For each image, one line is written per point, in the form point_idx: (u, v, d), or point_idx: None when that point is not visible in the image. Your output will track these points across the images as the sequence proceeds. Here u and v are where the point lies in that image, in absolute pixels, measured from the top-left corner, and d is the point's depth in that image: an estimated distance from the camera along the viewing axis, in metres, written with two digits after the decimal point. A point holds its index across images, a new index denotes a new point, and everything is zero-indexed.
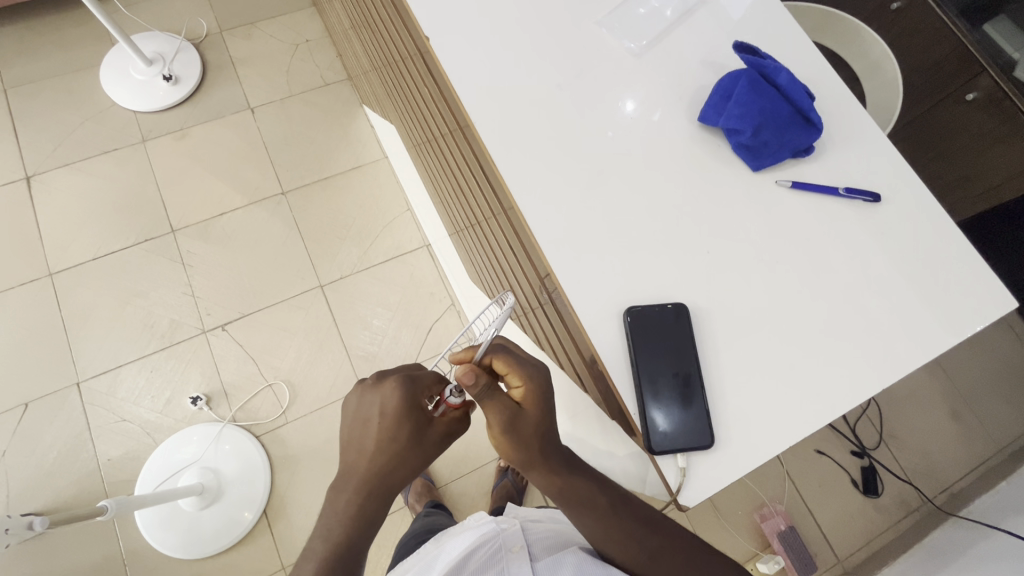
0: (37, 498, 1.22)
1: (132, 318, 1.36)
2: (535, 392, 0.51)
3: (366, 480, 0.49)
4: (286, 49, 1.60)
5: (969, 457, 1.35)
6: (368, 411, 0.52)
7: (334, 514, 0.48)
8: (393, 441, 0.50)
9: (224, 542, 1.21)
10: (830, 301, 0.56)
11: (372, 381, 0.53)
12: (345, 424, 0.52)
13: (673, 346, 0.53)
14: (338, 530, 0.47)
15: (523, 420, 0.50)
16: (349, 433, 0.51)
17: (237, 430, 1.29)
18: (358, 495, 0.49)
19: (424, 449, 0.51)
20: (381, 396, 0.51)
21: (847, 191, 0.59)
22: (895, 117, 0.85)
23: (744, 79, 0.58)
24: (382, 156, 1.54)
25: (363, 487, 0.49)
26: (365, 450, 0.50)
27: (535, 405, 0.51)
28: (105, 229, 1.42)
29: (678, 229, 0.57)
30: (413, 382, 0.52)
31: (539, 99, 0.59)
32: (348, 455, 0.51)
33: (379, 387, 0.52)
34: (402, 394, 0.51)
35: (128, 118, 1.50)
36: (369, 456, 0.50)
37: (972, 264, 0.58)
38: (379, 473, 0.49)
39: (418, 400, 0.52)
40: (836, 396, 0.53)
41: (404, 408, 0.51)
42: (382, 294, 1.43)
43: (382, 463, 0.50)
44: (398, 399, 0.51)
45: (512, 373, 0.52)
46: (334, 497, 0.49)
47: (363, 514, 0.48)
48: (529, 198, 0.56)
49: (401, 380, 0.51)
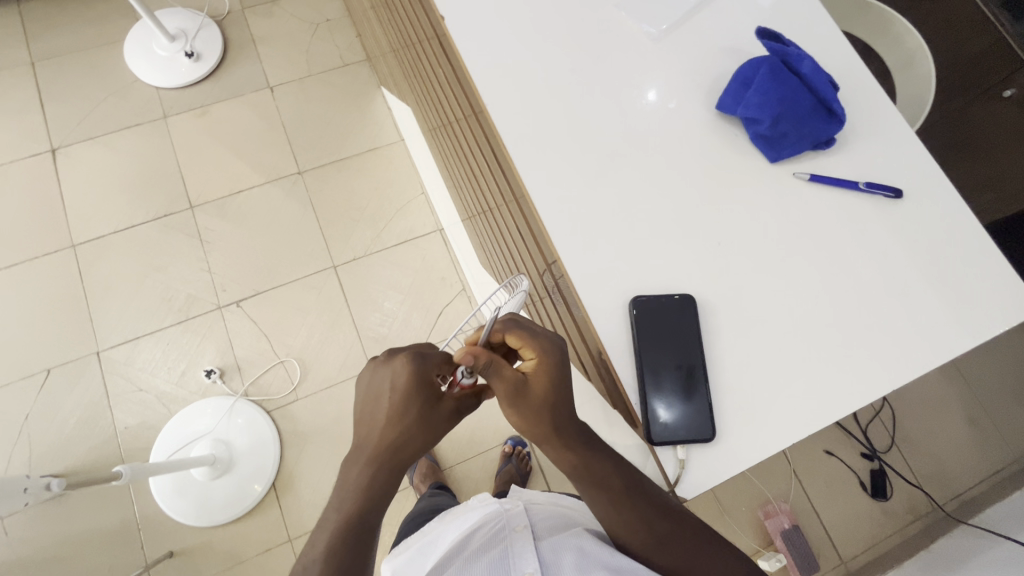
0: (57, 461, 1.27)
1: (151, 291, 1.39)
2: (547, 367, 0.50)
3: (377, 455, 0.49)
4: (307, 28, 1.60)
5: (983, 465, 1.33)
6: (378, 387, 0.51)
7: (347, 485, 0.49)
8: (404, 417, 0.50)
9: (234, 512, 1.24)
10: (844, 297, 0.55)
11: (383, 357, 0.51)
12: (357, 398, 0.52)
13: (677, 336, 0.52)
14: (350, 502, 0.48)
15: (531, 396, 0.49)
16: (361, 407, 0.51)
17: (249, 404, 1.32)
18: (370, 466, 0.49)
19: (434, 425, 0.51)
20: (391, 372, 0.50)
21: (868, 186, 0.57)
22: (925, 114, 0.82)
23: (765, 67, 0.56)
24: (398, 139, 1.53)
25: (375, 461, 0.49)
26: (377, 425, 0.50)
27: (543, 380, 0.50)
28: (126, 203, 1.44)
29: (691, 219, 0.56)
30: (424, 358, 0.51)
31: (554, 83, 0.58)
32: (360, 430, 0.51)
33: (389, 363, 0.51)
34: (413, 369, 0.50)
35: (150, 94, 1.51)
36: (380, 432, 0.50)
37: (997, 266, 0.56)
38: (390, 448, 0.49)
39: (429, 377, 0.51)
40: (845, 395, 0.52)
41: (415, 385, 0.50)
42: (394, 277, 1.43)
43: (393, 438, 0.50)
44: (409, 376, 0.50)
45: (525, 346, 0.50)
46: (346, 470, 0.50)
47: (375, 487, 0.49)
48: (541, 183, 0.55)
49: (411, 356, 0.50)
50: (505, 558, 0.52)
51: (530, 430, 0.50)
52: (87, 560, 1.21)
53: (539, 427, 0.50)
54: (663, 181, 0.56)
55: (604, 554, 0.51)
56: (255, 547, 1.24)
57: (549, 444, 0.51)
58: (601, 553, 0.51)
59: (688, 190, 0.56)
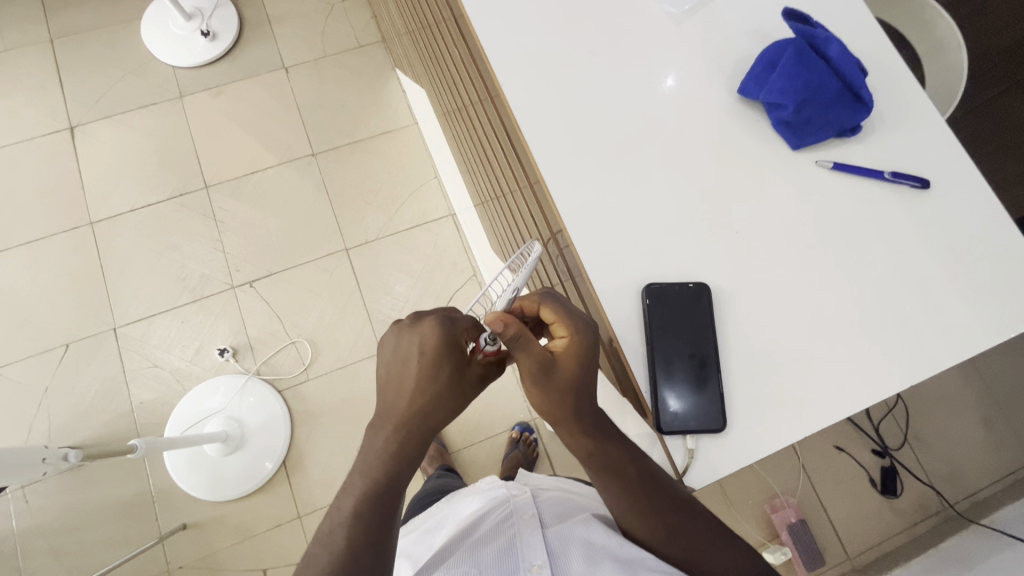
0: (76, 433, 1.30)
1: (166, 270, 1.41)
2: (577, 345, 0.48)
3: (405, 422, 0.49)
4: (322, 8, 1.58)
5: (998, 466, 1.30)
6: (406, 351, 0.49)
7: (373, 450, 0.48)
8: (434, 381, 0.49)
9: (246, 487, 1.26)
10: (865, 290, 0.53)
11: (410, 321, 0.50)
12: (383, 362, 0.50)
13: (693, 327, 0.51)
14: (377, 466, 0.48)
15: (558, 374, 0.48)
16: (388, 371, 0.50)
17: (262, 383, 1.34)
18: (397, 433, 0.49)
19: (462, 390, 0.50)
20: (420, 335, 0.49)
21: (893, 176, 0.55)
22: (957, 102, 0.80)
23: (791, 50, 0.54)
24: (411, 122, 1.52)
25: (402, 427, 0.49)
26: (405, 390, 0.49)
27: (572, 361, 0.49)
28: (142, 181, 1.46)
29: (709, 206, 0.54)
30: (453, 322, 0.50)
31: (572, 64, 0.56)
32: (388, 394, 0.50)
33: (417, 326, 0.49)
34: (442, 332, 0.49)
35: (167, 73, 1.52)
36: (409, 396, 0.49)
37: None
38: (419, 414, 0.49)
39: (458, 340, 0.50)
40: (860, 390, 0.51)
41: (445, 348, 0.49)
42: (406, 261, 1.43)
43: (422, 404, 0.49)
44: (438, 339, 0.49)
45: (558, 322, 0.49)
46: (373, 435, 0.49)
47: (402, 453, 0.48)
48: (555, 167, 0.54)
49: (440, 319, 0.49)
50: (513, 546, 0.53)
51: (547, 407, 0.50)
52: (105, 529, 1.24)
53: (560, 406, 0.49)
54: (681, 166, 0.55)
55: (613, 544, 0.51)
56: (265, 523, 1.27)
57: (566, 426, 0.50)
58: (609, 544, 0.51)
59: (707, 177, 0.55)
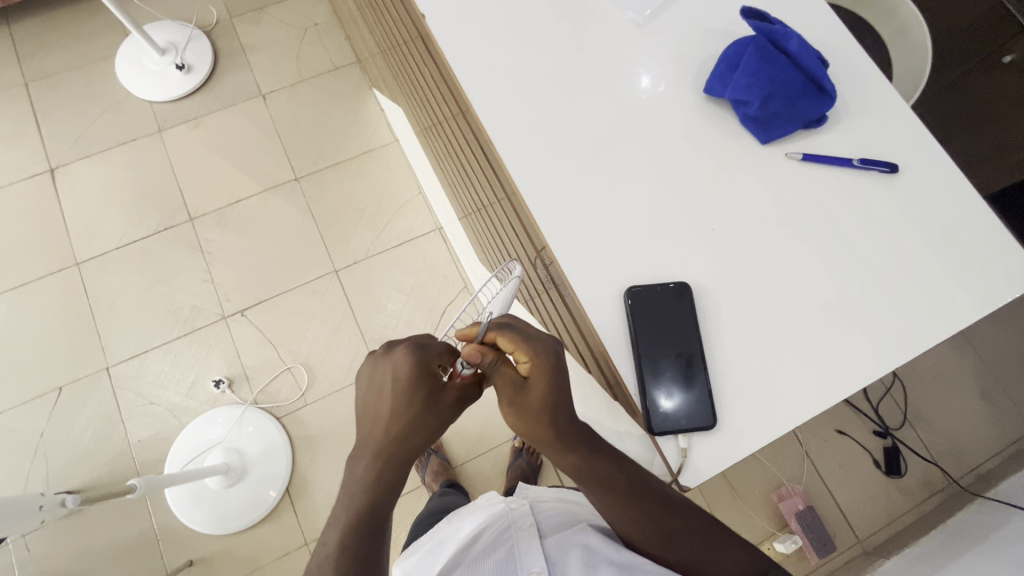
0: (74, 477, 1.28)
1: (157, 304, 1.40)
2: (542, 367, 0.49)
3: (383, 450, 0.48)
4: (295, 33, 1.59)
5: (998, 437, 1.31)
6: (379, 380, 0.50)
7: (354, 481, 0.48)
8: (409, 406, 0.49)
9: (251, 518, 1.25)
10: (843, 277, 0.54)
11: (383, 350, 0.51)
12: (360, 394, 0.51)
13: (674, 324, 0.52)
14: (359, 497, 0.47)
15: (527, 392, 0.49)
16: (364, 402, 0.50)
17: (260, 412, 1.33)
18: (378, 460, 0.48)
19: (439, 415, 0.50)
20: (392, 363, 0.49)
21: (862, 162, 0.56)
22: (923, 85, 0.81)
23: (752, 47, 0.55)
24: (392, 139, 1.53)
25: (382, 455, 0.48)
26: (381, 419, 0.49)
27: (542, 380, 0.49)
28: (128, 217, 1.45)
29: (685, 204, 0.55)
30: (424, 348, 0.50)
31: (540, 75, 0.57)
32: (363, 425, 0.50)
33: (389, 355, 0.50)
34: (413, 358, 0.49)
35: (144, 108, 1.52)
36: (385, 424, 0.48)
37: (999, 238, 0.55)
38: (395, 441, 0.48)
39: (431, 365, 0.50)
40: (846, 376, 0.52)
41: (416, 373, 0.49)
42: (397, 278, 1.44)
43: (397, 432, 0.48)
44: (410, 364, 0.49)
45: (518, 350, 0.49)
46: (352, 467, 0.48)
47: (383, 480, 0.48)
48: (529, 179, 0.55)
49: (411, 346, 0.49)
50: (512, 556, 0.53)
51: (529, 432, 0.50)
52: (110, 571, 1.23)
53: (540, 423, 0.49)
54: (654, 167, 0.56)
55: (611, 551, 0.52)
56: (273, 552, 1.25)
57: (552, 446, 0.50)
58: (607, 551, 0.52)
59: (681, 177, 0.56)
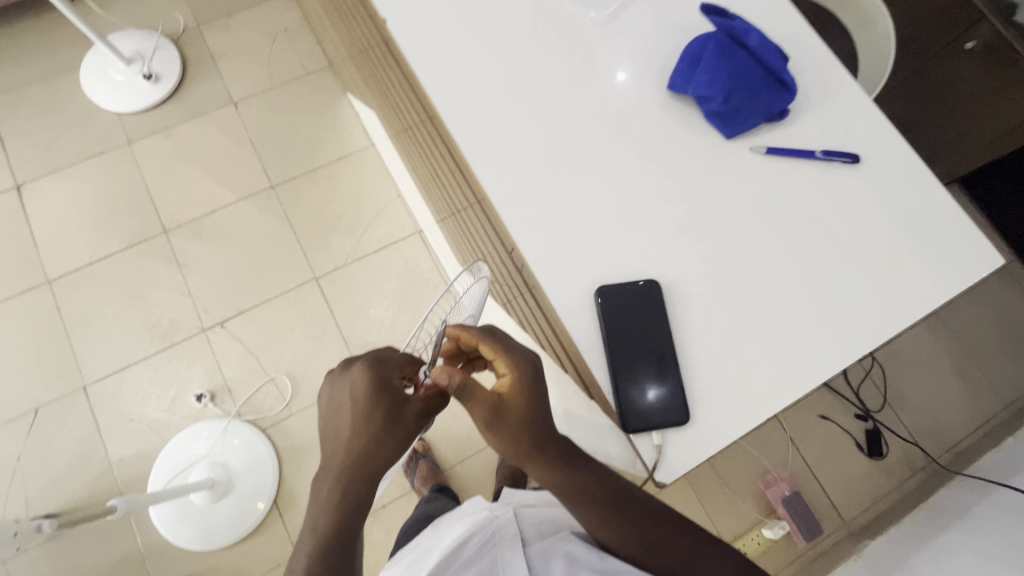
0: (54, 500, 1.26)
1: (133, 320, 1.38)
2: (521, 381, 0.50)
3: (346, 466, 0.52)
4: (266, 39, 1.57)
5: (974, 415, 1.34)
6: (340, 397, 0.54)
7: (321, 500, 0.52)
8: (368, 421, 0.53)
9: (238, 532, 1.24)
10: (809, 268, 0.55)
11: (341, 370, 0.55)
12: (324, 412, 0.55)
13: (645, 324, 0.52)
14: (325, 516, 0.51)
15: (506, 414, 0.49)
16: (327, 420, 0.54)
17: (243, 424, 1.31)
18: (339, 482, 0.52)
19: (400, 427, 0.53)
20: (350, 381, 0.54)
21: (824, 154, 0.57)
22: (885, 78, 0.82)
23: (712, 43, 0.56)
24: (368, 144, 1.52)
25: (344, 474, 0.52)
26: (342, 436, 0.53)
27: (520, 398, 0.50)
28: (99, 232, 1.42)
29: (654, 202, 0.55)
30: (381, 362, 0.55)
31: (505, 76, 0.57)
32: (329, 443, 0.54)
33: (347, 374, 0.54)
34: (370, 375, 0.53)
35: (112, 120, 1.49)
36: (347, 441, 0.52)
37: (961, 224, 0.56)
38: (358, 457, 0.52)
39: (388, 380, 0.54)
40: (816, 365, 0.53)
41: (374, 389, 0.53)
42: (379, 284, 1.43)
43: (360, 447, 0.52)
44: (367, 382, 0.53)
45: (499, 360, 0.51)
46: (319, 486, 0.52)
47: (348, 496, 0.52)
48: (497, 181, 0.55)
49: (367, 363, 0.54)
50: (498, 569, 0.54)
51: (508, 449, 0.50)
52: None
53: (520, 440, 0.49)
54: (622, 166, 0.56)
55: (594, 558, 0.54)
56: (262, 566, 1.24)
57: (531, 462, 0.51)
58: (590, 559, 0.53)
59: (650, 174, 0.56)
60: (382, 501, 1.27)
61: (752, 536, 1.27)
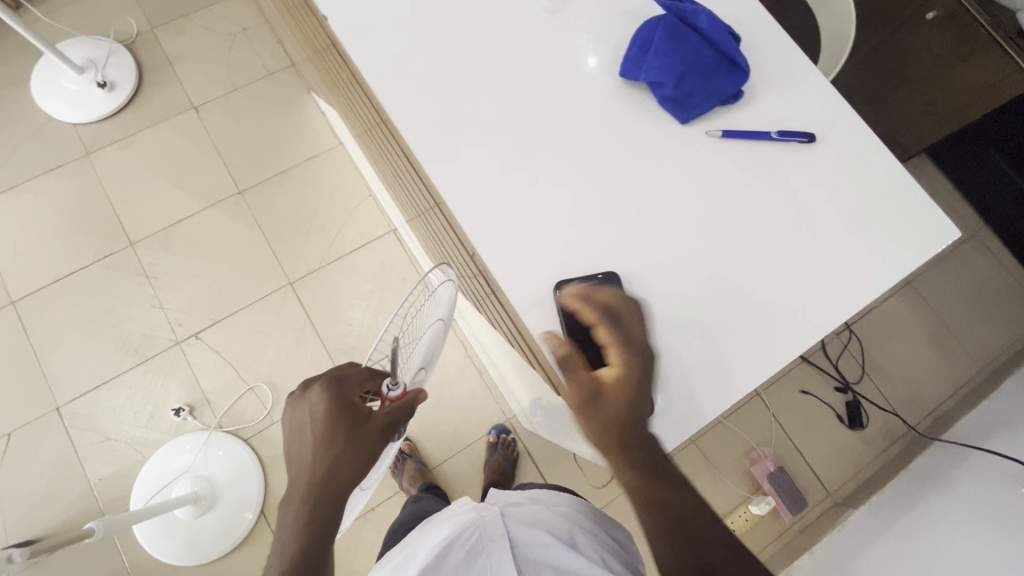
0: (34, 525, 1.23)
1: (104, 336, 1.34)
2: (621, 370, 0.47)
3: (312, 489, 0.52)
4: (224, 40, 1.53)
5: (950, 380, 1.37)
6: (301, 421, 0.55)
7: (288, 525, 0.52)
8: (330, 442, 0.53)
9: (226, 544, 1.22)
10: (769, 252, 0.55)
11: (301, 393, 0.56)
12: (288, 436, 0.56)
13: (612, 309, 0.51)
14: (293, 541, 0.51)
15: (596, 399, 0.47)
16: (292, 444, 0.55)
17: (225, 436, 1.29)
18: (305, 504, 0.52)
19: (364, 445, 0.53)
20: (309, 405, 0.55)
21: (780, 135, 0.57)
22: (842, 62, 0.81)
23: (661, 26, 0.56)
24: (336, 142, 1.49)
25: (309, 496, 0.52)
26: (305, 459, 0.53)
27: (618, 386, 0.47)
28: (63, 249, 1.38)
29: (611, 195, 0.55)
30: (340, 382, 0.55)
31: (454, 76, 0.57)
32: (294, 467, 0.54)
33: (306, 397, 0.55)
34: (328, 396, 0.54)
35: (68, 131, 1.44)
36: (309, 464, 0.53)
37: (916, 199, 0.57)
38: (323, 478, 0.52)
39: (347, 399, 0.55)
40: (780, 347, 0.53)
41: (332, 409, 0.54)
42: (355, 285, 1.41)
43: (324, 468, 0.52)
44: (325, 402, 0.54)
45: (611, 347, 0.48)
46: (285, 511, 0.52)
47: (316, 519, 0.51)
48: (452, 181, 0.54)
49: (324, 384, 0.55)
50: None
51: (602, 440, 0.47)
52: None
53: (609, 431, 0.47)
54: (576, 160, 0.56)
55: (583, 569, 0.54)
56: None
57: (624, 461, 0.47)
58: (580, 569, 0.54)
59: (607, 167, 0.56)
60: (371, 504, 1.26)
61: (739, 513, 1.29)
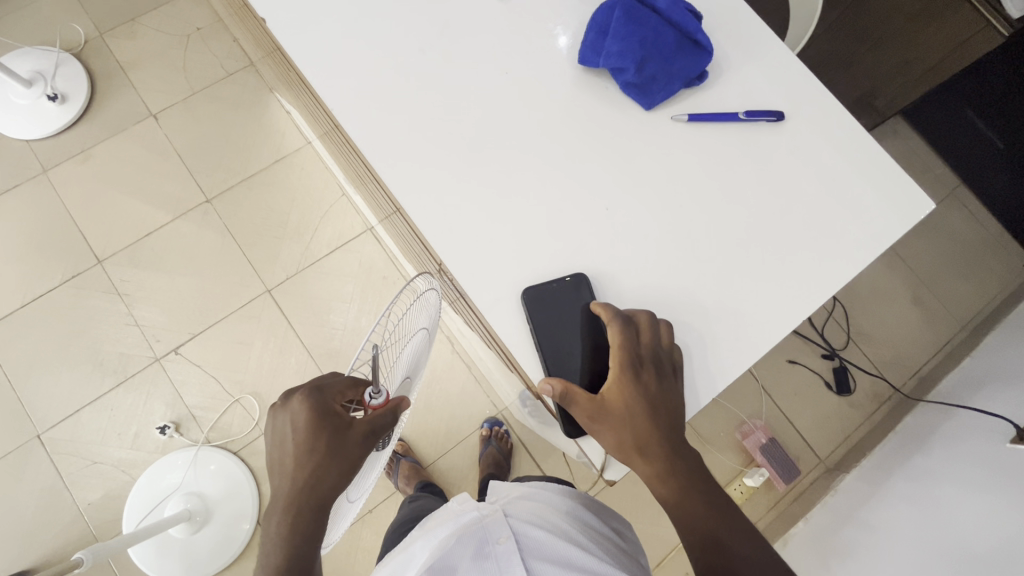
0: (23, 556, 1.20)
1: (81, 358, 1.31)
2: (627, 389, 0.51)
3: (294, 500, 0.51)
4: (178, 42, 1.47)
5: (934, 340, 1.39)
6: (283, 430, 0.54)
7: (269, 539, 0.51)
8: (311, 451, 0.52)
9: (224, 559, 1.21)
10: (733, 234, 0.58)
11: (282, 401, 0.55)
12: (271, 445, 0.55)
13: (571, 323, 0.55)
14: (275, 554, 0.50)
15: (609, 412, 0.51)
16: (274, 453, 0.54)
17: (215, 450, 1.28)
18: (288, 514, 0.51)
19: (347, 452, 0.52)
20: (291, 413, 0.53)
21: (748, 115, 0.60)
22: (807, 31, 0.81)
23: (618, 10, 0.59)
24: (304, 142, 1.44)
25: (292, 505, 0.51)
26: (287, 468, 0.52)
27: (626, 403, 0.51)
28: (27, 272, 1.33)
29: (574, 194, 0.59)
30: (321, 390, 0.54)
31: (415, 89, 0.61)
32: (276, 477, 0.53)
33: (288, 406, 0.54)
34: (310, 404, 0.53)
35: (22, 149, 1.38)
36: (292, 473, 0.52)
37: (869, 172, 0.60)
38: (306, 488, 0.51)
39: (330, 406, 0.53)
40: (752, 320, 0.56)
41: (315, 417, 0.52)
42: (336, 286, 1.38)
43: (306, 477, 0.51)
44: (307, 410, 0.53)
45: (619, 367, 0.52)
46: (267, 524, 0.51)
47: (297, 531, 0.50)
48: (416, 193, 0.58)
49: (307, 392, 0.53)
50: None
51: (626, 451, 0.51)
52: None
53: (623, 440, 0.51)
54: (536, 162, 0.59)
55: (594, 564, 0.53)
56: None
57: (649, 458, 0.51)
58: (589, 563, 0.53)
59: (565, 169, 0.59)
60: (368, 506, 1.26)
61: (735, 485, 1.30)
